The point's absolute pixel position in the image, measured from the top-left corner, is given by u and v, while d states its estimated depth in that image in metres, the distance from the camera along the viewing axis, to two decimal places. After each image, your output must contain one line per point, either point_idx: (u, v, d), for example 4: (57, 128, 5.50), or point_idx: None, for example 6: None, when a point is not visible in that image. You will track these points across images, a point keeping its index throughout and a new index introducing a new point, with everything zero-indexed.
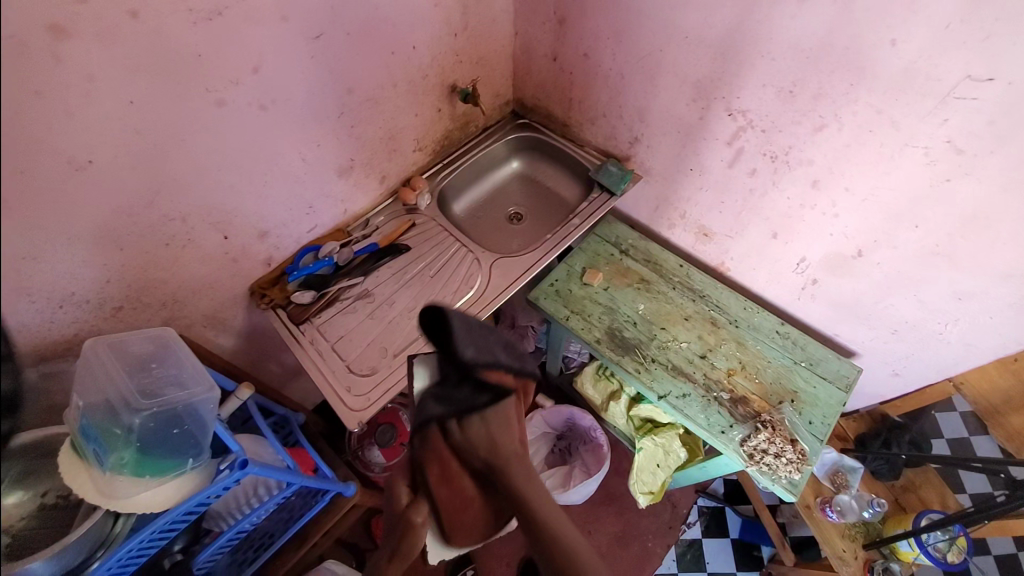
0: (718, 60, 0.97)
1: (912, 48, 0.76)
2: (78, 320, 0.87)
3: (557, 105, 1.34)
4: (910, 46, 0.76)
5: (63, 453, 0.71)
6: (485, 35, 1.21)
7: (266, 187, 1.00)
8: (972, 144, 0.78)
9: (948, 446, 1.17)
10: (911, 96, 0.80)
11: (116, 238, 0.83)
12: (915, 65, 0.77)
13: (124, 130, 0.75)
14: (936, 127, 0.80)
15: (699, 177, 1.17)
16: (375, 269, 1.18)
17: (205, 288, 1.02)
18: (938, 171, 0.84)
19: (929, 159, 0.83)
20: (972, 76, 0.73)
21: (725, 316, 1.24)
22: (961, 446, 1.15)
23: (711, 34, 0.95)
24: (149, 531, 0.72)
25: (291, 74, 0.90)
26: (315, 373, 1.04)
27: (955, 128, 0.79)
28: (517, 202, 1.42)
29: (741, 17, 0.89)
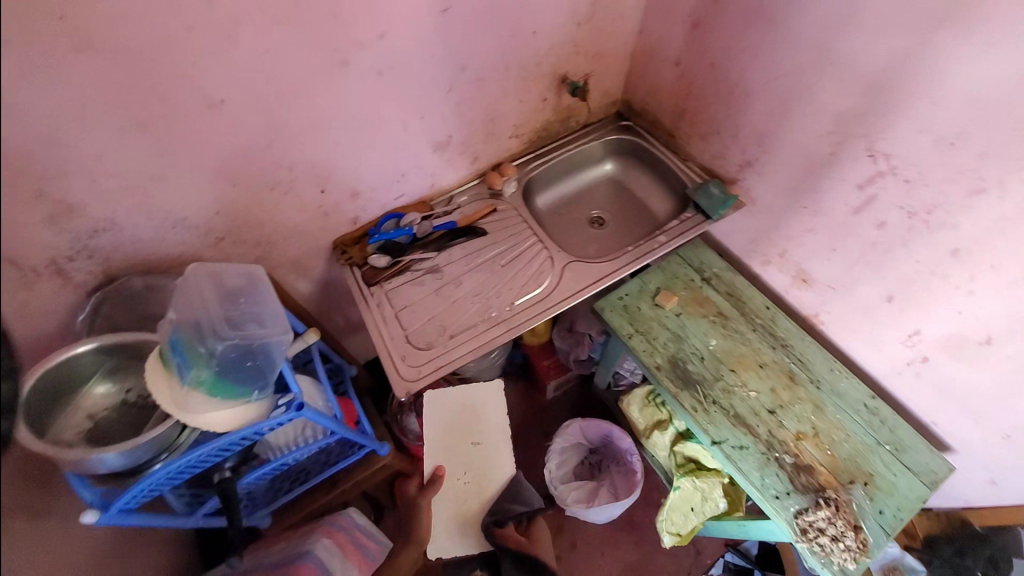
0: (869, 94, 0.86)
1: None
2: (186, 242, 0.95)
3: (668, 113, 1.26)
4: None
5: (150, 357, 0.77)
6: (610, 29, 1.15)
7: (367, 151, 1.04)
8: None
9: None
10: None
11: (229, 175, 0.90)
12: None
13: (254, 76, 0.80)
14: None
15: (813, 218, 1.06)
16: (450, 247, 1.18)
17: (296, 234, 1.09)
18: None
19: None
20: None
21: (806, 373, 1.14)
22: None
23: (867, 62, 0.84)
24: (204, 451, 0.81)
25: (412, 44, 0.91)
26: (374, 337, 1.06)
27: None
28: (602, 206, 1.37)
29: (911, 49, 0.78)
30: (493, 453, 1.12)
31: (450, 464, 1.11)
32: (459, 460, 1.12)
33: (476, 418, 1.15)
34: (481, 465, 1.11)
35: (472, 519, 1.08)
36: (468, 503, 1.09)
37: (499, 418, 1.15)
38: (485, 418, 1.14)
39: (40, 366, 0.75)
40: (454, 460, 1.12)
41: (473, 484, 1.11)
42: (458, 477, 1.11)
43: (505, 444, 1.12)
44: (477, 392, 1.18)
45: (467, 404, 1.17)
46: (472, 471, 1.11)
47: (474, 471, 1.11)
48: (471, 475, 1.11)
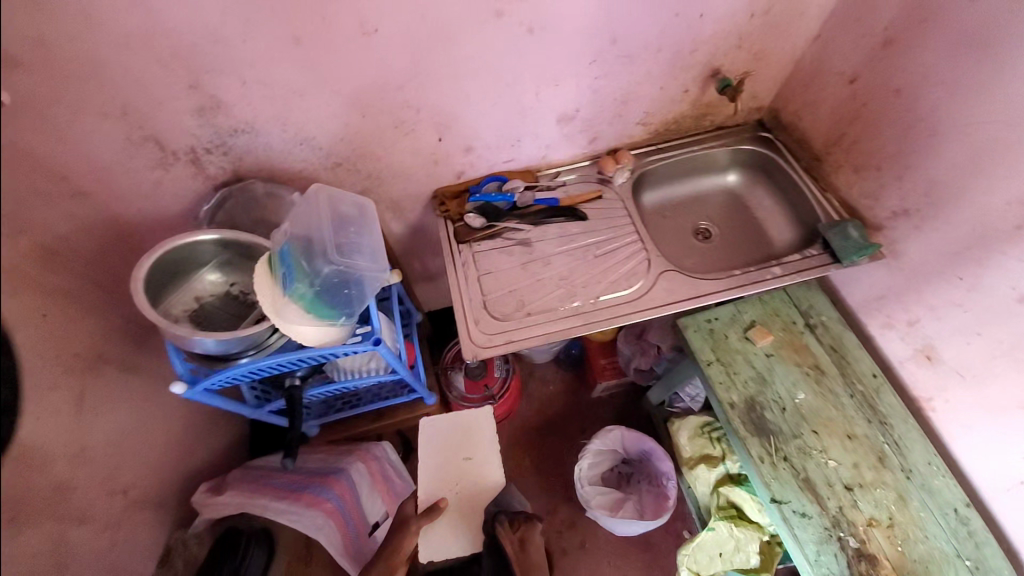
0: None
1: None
2: (308, 161, 0.99)
3: (820, 134, 1.12)
4: None
5: (262, 260, 0.83)
6: (783, 26, 1.03)
7: (493, 109, 1.01)
8: None
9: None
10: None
11: (362, 105, 0.91)
12: None
13: (411, 12, 0.79)
14: None
15: (965, 293, 0.91)
16: (544, 224, 1.14)
17: (404, 175, 1.10)
18: None
19: None
20: None
21: (899, 458, 1.02)
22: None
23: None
24: (276, 359, 0.85)
25: (570, 6, 0.85)
26: (453, 295, 1.05)
27: None
28: (713, 219, 1.27)
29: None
30: (485, 466, 1.09)
31: (446, 482, 1.08)
32: (452, 474, 1.09)
33: (467, 436, 1.12)
34: (474, 479, 1.09)
35: (466, 533, 1.05)
36: (462, 519, 1.06)
37: (490, 434, 1.12)
38: (477, 433, 1.11)
39: (167, 243, 0.81)
40: (446, 475, 1.09)
41: (467, 498, 1.08)
42: (454, 492, 1.08)
43: (496, 462, 1.10)
44: (467, 413, 1.14)
45: (458, 421, 1.13)
46: (466, 482, 1.09)
47: (470, 485, 1.09)
48: (466, 489, 1.09)
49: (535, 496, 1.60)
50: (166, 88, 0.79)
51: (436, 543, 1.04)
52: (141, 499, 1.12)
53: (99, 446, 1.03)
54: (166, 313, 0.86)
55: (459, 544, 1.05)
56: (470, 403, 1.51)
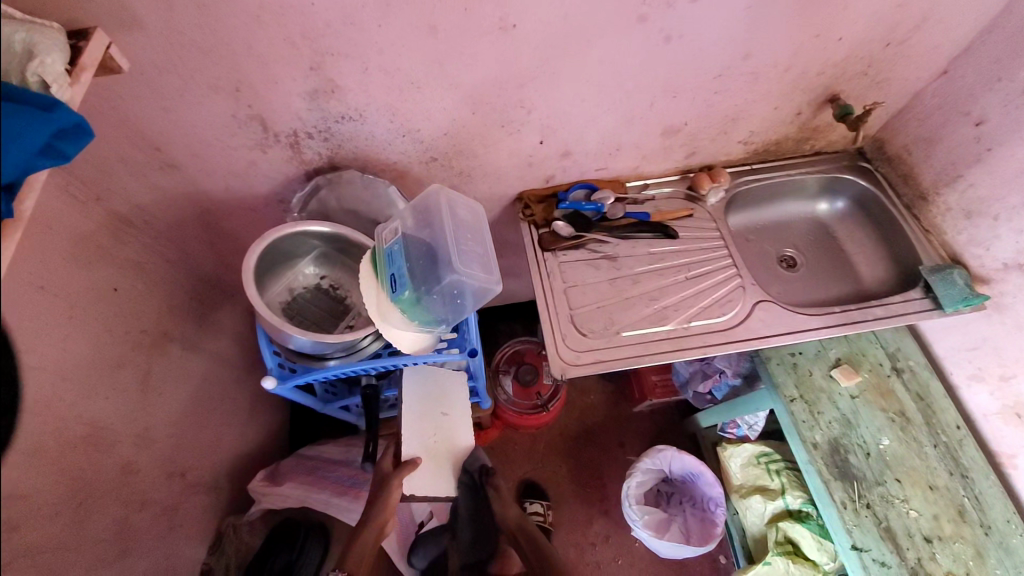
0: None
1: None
2: (406, 154, 0.94)
3: (929, 173, 1.08)
4: None
5: (370, 255, 0.82)
6: (916, 57, 0.97)
7: (603, 115, 0.95)
8: None
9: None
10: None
11: (477, 102, 0.86)
12: None
13: (555, 12, 0.74)
14: None
15: None
16: (634, 237, 1.10)
17: (494, 175, 1.05)
18: None
19: None
20: None
21: (979, 514, 0.99)
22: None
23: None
24: (371, 363, 0.81)
25: (714, 17, 0.79)
26: (541, 308, 1.02)
27: None
28: (798, 247, 1.22)
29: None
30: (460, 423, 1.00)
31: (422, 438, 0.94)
32: (426, 432, 0.95)
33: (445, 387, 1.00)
34: (451, 435, 0.98)
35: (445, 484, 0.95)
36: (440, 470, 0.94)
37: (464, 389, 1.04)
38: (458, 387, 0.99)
39: (275, 232, 0.79)
40: (423, 429, 0.94)
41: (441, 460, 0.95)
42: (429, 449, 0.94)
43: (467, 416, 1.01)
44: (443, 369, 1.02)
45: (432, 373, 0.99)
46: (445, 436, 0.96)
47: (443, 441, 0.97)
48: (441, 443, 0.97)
49: (571, 505, 1.57)
50: (285, 68, 0.74)
51: (420, 480, 0.90)
52: (197, 483, 1.09)
53: (163, 428, 1.00)
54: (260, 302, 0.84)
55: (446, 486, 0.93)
56: (517, 408, 1.50)
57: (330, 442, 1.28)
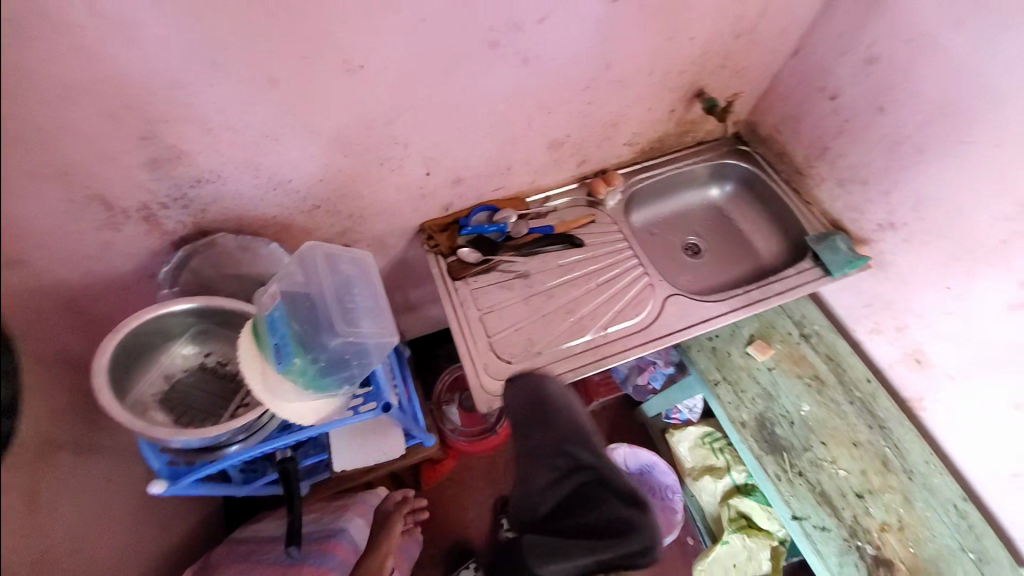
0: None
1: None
2: (284, 206, 0.89)
3: (801, 148, 1.14)
4: None
5: (249, 324, 0.75)
6: (767, 44, 1.02)
7: (483, 138, 0.94)
8: None
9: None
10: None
11: (346, 144, 0.83)
12: None
13: (401, 48, 0.71)
14: None
15: (951, 300, 0.96)
16: (541, 252, 1.11)
17: (388, 210, 1.02)
18: None
19: None
20: None
21: (900, 461, 1.05)
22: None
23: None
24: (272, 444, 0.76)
25: (566, 33, 0.80)
26: (460, 338, 1.00)
27: None
28: (701, 234, 1.28)
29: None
30: None
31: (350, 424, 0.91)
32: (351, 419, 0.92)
33: None
34: None
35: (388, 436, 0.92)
36: (376, 432, 0.92)
37: None
38: None
39: (131, 320, 0.73)
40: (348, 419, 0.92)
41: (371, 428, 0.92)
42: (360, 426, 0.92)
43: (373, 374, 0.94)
44: None
45: None
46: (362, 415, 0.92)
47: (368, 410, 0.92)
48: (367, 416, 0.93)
49: None
50: (114, 142, 0.68)
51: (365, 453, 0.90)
52: None
53: None
54: (136, 399, 0.77)
55: (392, 445, 0.91)
56: (466, 437, 1.46)
57: (266, 515, 1.20)
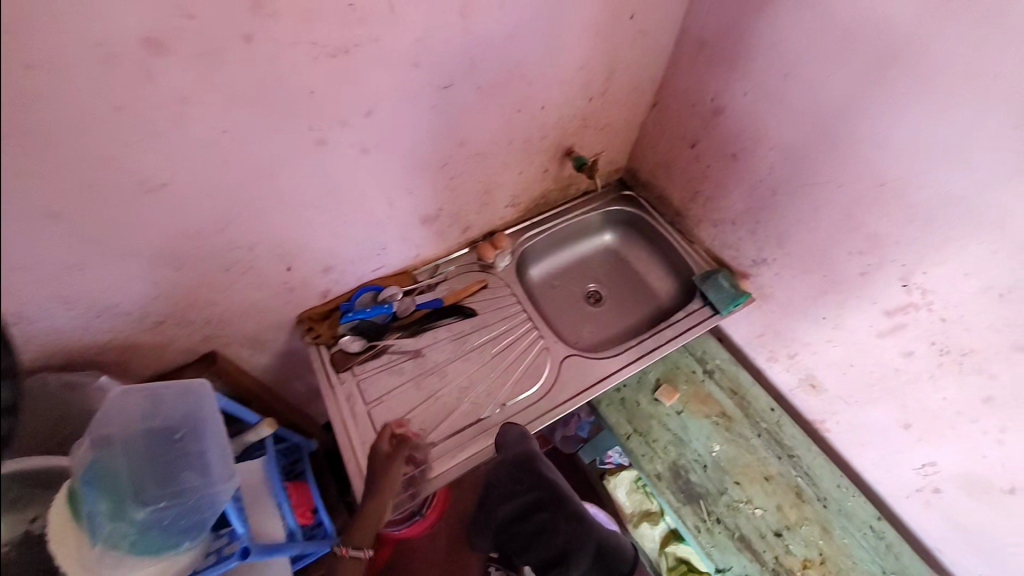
0: (940, 207, 0.73)
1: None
2: (115, 329, 0.79)
3: (677, 191, 1.16)
4: None
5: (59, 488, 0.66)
6: (623, 101, 1.05)
7: (344, 225, 0.89)
8: None
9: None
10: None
11: (175, 259, 0.74)
12: None
13: (210, 159, 0.65)
14: None
15: (829, 330, 0.96)
16: (431, 327, 1.05)
17: (253, 311, 0.92)
18: None
19: None
20: None
21: (813, 489, 1.04)
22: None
23: (947, 177, 0.70)
24: None
25: (403, 120, 0.77)
26: (343, 440, 0.92)
27: None
28: (601, 280, 1.26)
29: (999, 175, 0.65)
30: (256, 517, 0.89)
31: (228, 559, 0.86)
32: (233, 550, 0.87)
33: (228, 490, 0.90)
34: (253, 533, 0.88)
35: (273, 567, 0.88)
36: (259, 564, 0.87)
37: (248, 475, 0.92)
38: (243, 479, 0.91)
39: None
40: None
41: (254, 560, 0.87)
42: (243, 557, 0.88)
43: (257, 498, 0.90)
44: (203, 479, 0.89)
45: None
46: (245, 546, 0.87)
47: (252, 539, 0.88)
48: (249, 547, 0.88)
49: None
50: None
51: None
52: None
53: None
54: None
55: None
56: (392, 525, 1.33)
57: None
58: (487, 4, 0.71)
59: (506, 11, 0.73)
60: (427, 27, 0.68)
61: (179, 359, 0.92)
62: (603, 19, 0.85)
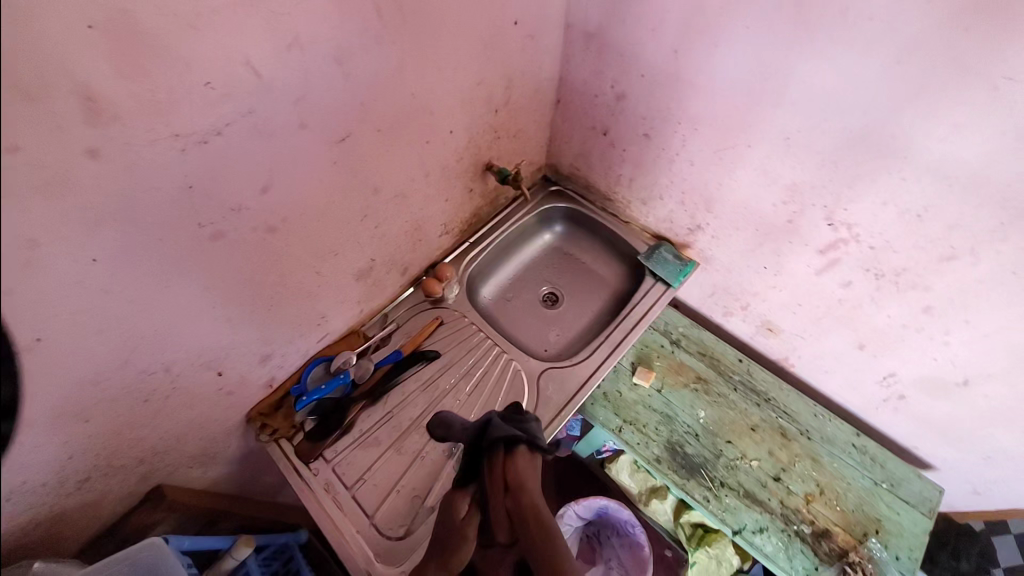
0: (845, 148, 0.76)
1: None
2: (27, 510, 0.65)
3: (601, 177, 1.17)
4: None
5: None
6: (527, 103, 1.03)
7: (271, 310, 0.80)
8: None
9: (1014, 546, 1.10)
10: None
11: (82, 411, 0.62)
12: None
13: (87, 295, 0.54)
14: None
15: (773, 277, 1.01)
16: (398, 383, 0.99)
17: (193, 430, 0.82)
18: None
19: None
20: None
21: (795, 425, 1.09)
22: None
23: (844, 119, 0.73)
24: None
25: (305, 185, 0.70)
26: (335, 538, 0.85)
27: None
28: (553, 280, 1.23)
29: (893, 107, 0.68)
30: None
31: None
32: None
33: None
34: None
35: None
36: None
37: None
38: None
39: None
40: None
41: None
42: None
43: None
44: None
45: None
46: None
47: None
48: None
49: None
50: None
51: None
52: None
53: None
54: None
55: None
56: None
57: None
58: (363, 46, 0.64)
59: (386, 48, 0.67)
60: (305, 85, 0.61)
61: (118, 510, 0.79)
62: (487, 30, 0.81)
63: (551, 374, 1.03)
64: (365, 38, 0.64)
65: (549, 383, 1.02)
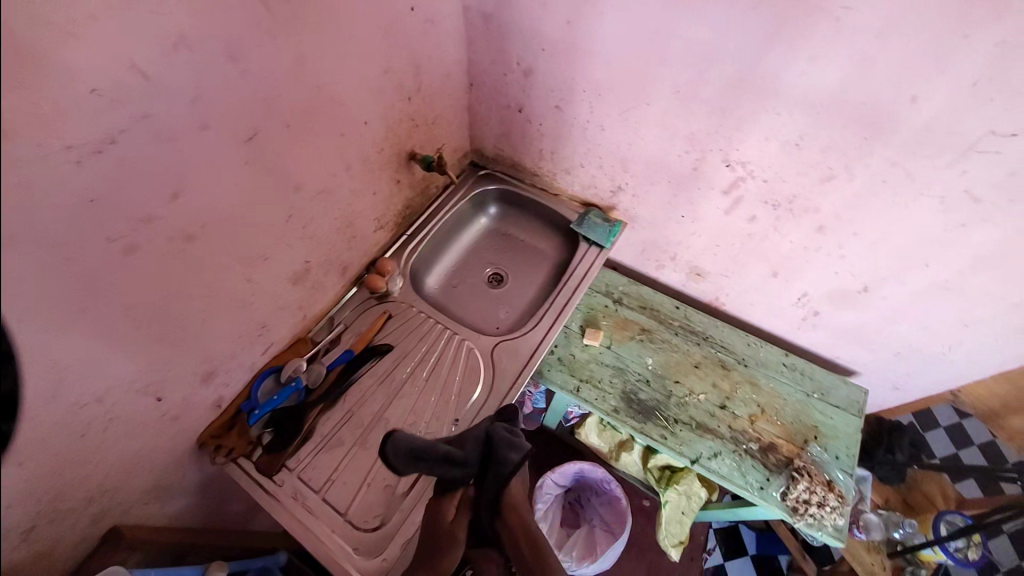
0: (729, 94, 0.84)
1: (932, 105, 0.70)
2: None
3: (525, 154, 1.21)
4: (931, 103, 0.70)
5: None
6: (440, 90, 1.05)
7: (206, 324, 0.78)
8: (990, 193, 0.74)
9: (945, 437, 1.22)
10: (928, 150, 0.74)
11: (10, 455, 0.59)
12: (935, 122, 0.71)
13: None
14: (953, 178, 0.75)
15: (691, 223, 1.09)
16: (353, 382, 0.99)
17: (141, 461, 0.78)
18: (952, 218, 0.80)
19: (946, 207, 0.79)
20: (996, 131, 0.68)
21: (732, 356, 1.19)
22: (995, 453, 1.14)
23: (722, 67, 0.81)
24: None
25: (218, 189, 0.69)
26: (311, 543, 0.85)
27: (974, 179, 0.74)
28: (494, 260, 1.27)
29: (759, 49, 0.76)
30: None
31: None
32: None
33: None
34: None
35: None
36: None
37: None
38: None
39: None
40: None
41: None
42: None
43: None
44: None
45: None
46: None
47: None
48: None
49: None
50: None
51: None
52: None
53: None
54: None
55: None
56: None
57: None
58: (257, 41, 0.65)
59: (281, 42, 0.68)
60: (200, 84, 0.60)
61: (69, 561, 0.74)
62: (385, 18, 0.83)
63: (503, 347, 1.06)
64: (257, 33, 0.64)
65: (503, 356, 1.05)
